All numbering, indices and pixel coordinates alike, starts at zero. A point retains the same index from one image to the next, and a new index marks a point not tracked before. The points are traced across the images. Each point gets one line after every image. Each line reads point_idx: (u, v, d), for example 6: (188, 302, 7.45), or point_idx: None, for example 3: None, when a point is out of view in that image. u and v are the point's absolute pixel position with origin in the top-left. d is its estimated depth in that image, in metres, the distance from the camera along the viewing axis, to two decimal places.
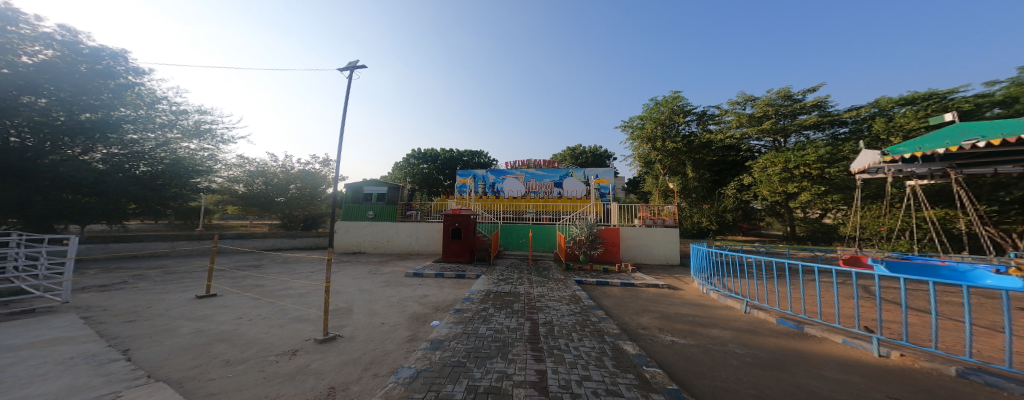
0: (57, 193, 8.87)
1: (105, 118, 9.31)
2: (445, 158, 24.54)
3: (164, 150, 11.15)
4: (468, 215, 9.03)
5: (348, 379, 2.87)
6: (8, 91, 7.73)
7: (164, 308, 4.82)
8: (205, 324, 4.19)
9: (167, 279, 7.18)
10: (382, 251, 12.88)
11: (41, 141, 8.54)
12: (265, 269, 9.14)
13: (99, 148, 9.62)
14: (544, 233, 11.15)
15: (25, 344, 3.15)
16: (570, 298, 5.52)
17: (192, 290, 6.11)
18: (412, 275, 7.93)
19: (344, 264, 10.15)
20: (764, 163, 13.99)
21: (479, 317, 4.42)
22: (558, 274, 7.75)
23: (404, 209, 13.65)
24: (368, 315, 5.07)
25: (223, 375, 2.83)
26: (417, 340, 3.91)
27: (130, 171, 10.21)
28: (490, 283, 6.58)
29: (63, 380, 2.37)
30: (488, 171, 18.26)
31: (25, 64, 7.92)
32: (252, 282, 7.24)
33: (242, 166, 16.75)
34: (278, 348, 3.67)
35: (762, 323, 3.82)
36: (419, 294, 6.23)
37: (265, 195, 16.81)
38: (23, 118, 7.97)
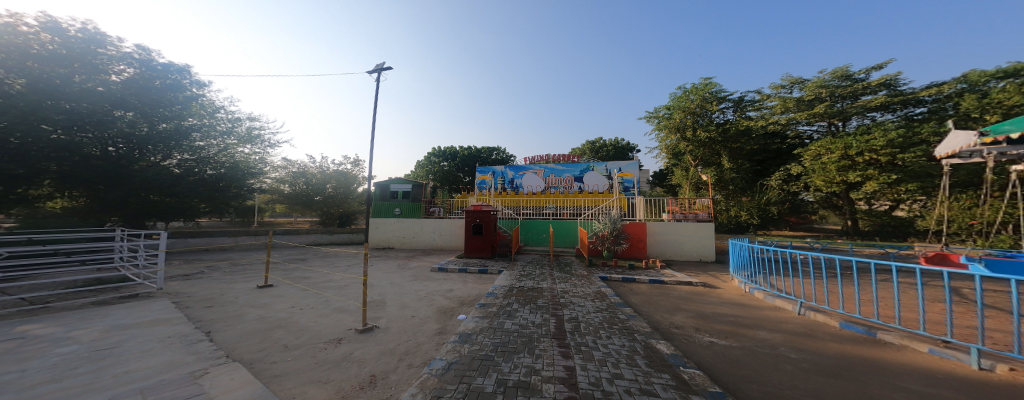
0: (140, 195, 10.12)
1: (178, 127, 10.56)
2: (463, 155, 24.86)
3: (225, 155, 12.34)
4: (488, 211, 9.12)
5: (387, 368, 3.03)
6: (104, 107, 8.80)
7: (234, 296, 5.42)
8: (265, 311, 4.64)
9: (229, 271, 8.01)
10: (410, 246, 13.38)
11: (131, 149, 9.77)
12: (310, 262, 9.91)
13: (175, 155, 11.02)
14: (565, 227, 11.00)
15: (128, 324, 3.66)
16: (596, 294, 5.41)
17: (253, 280, 6.80)
18: (438, 269, 8.18)
19: (376, 258, 10.71)
20: (816, 150, 12.78)
21: (506, 312, 4.47)
22: (583, 270, 7.62)
23: (428, 205, 14.06)
24: (400, 308, 5.31)
25: (280, 359, 3.10)
26: (446, 333, 4.03)
27: (200, 173, 11.55)
28: (512, 278, 6.63)
29: (164, 356, 2.72)
30: (506, 167, 18.21)
31: (116, 82, 9.06)
32: (299, 274, 7.87)
33: (286, 168, 18.08)
34: (325, 336, 3.95)
35: (814, 326, 3.49)
36: (445, 289, 6.41)
37: (306, 194, 18.07)
38: (116, 130, 9.11)
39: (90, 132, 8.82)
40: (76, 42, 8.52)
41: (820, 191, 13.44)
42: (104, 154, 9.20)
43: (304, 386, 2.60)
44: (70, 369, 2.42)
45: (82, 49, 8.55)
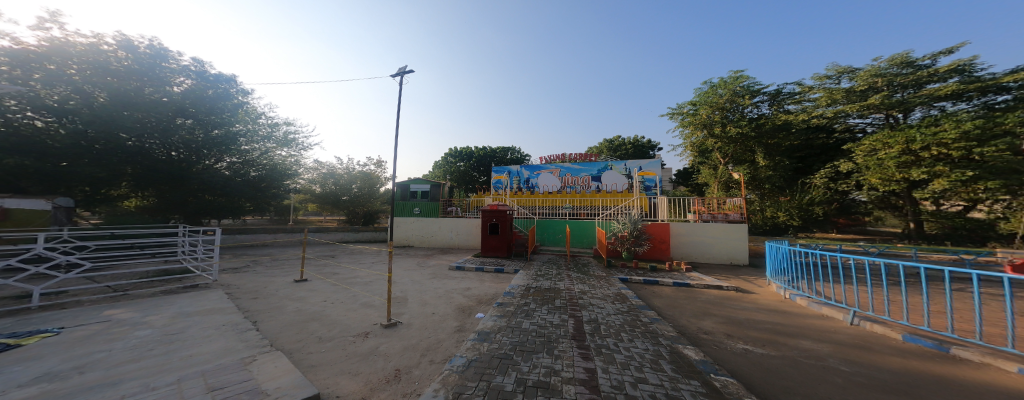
0: (192, 195, 11.07)
1: (227, 133, 11.41)
2: (479, 155, 25.09)
3: (266, 158, 13.21)
4: (504, 210, 9.15)
5: (410, 363, 3.11)
6: (169, 116, 9.82)
7: (274, 288, 5.83)
8: (300, 304, 4.95)
9: (266, 265, 8.59)
10: (429, 245, 13.70)
11: (189, 154, 10.73)
12: (338, 259, 10.43)
13: (225, 158, 12.00)
14: (582, 228, 10.81)
15: (186, 313, 4.02)
16: (616, 296, 5.26)
17: (290, 275, 7.27)
18: (455, 268, 8.30)
19: (398, 256, 11.08)
20: (869, 146, 11.82)
21: (524, 311, 4.45)
22: (601, 271, 7.44)
23: (446, 205, 14.34)
24: (421, 305, 5.45)
25: (313, 350, 3.25)
26: (465, 331, 4.08)
27: (245, 175, 12.37)
28: (529, 277, 6.61)
29: (221, 342, 2.98)
30: (521, 167, 18.18)
31: (176, 92, 10.01)
32: (328, 269, 8.30)
33: (318, 169, 19.04)
34: (353, 330, 4.12)
35: (865, 341, 3.17)
36: (463, 287, 6.51)
37: (334, 194, 18.99)
38: (178, 136, 10.15)
39: (157, 138, 9.77)
40: (145, 58, 9.56)
41: (875, 191, 12.27)
42: (168, 158, 10.28)
43: (337, 377, 2.73)
44: (146, 350, 2.75)
45: (150, 64, 9.58)
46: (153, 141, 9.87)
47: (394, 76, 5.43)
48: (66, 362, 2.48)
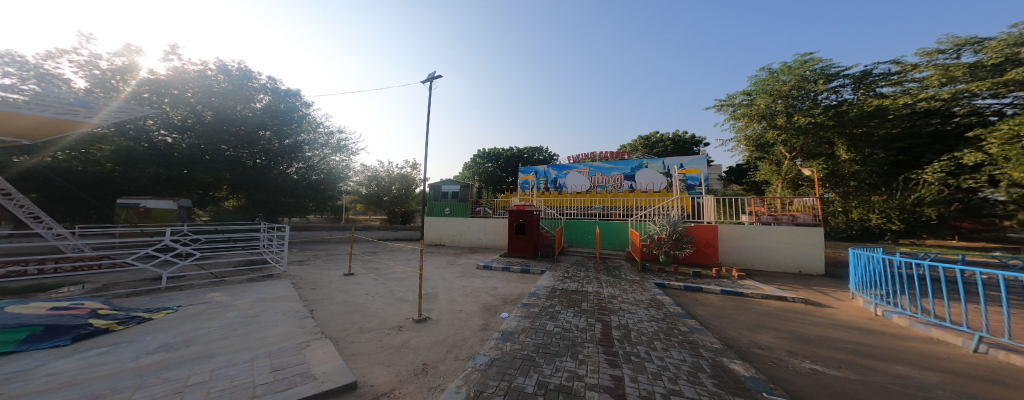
0: (269, 196, 13.73)
1: (294, 143, 14.16)
2: (506, 156, 25.24)
3: (323, 163, 15.59)
4: (530, 210, 9.07)
5: (437, 358, 3.25)
6: (254, 130, 12.89)
7: (326, 281, 6.51)
8: (346, 297, 5.44)
9: (321, 260, 9.62)
10: (459, 244, 14.12)
11: (268, 161, 13.79)
12: (380, 255, 11.26)
13: (295, 164, 14.74)
14: (613, 229, 10.41)
15: (258, 300, 4.89)
16: (649, 301, 4.93)
17: (339, 269, 8.03)
18: (483, 267, 8.45)
19: (431, 254, 11.62)
20: (1012, 129, 8.48)
21: (551, 310, 4.25)
22: (632, 274, 7.12)
23: (475, 205, 14.65)
24: (449, 302, 5.64)
25: (350, 342, 3.63)
26: (489, 330, 4.14)
27: (308, 178, 14.90)
28: (554, 279, 6.25)
29: (283, 328, 3.83)
30: (548, 167, 18.03)
31: (256, 108, 13.09)
32: (370, 265, 9.01)
33: (364, 172, 20.83)
34: (387, 323, 4.40)
35: (959, 374, 2.65)
36: (489, 286, 6.62)
37: (375, 195, 20.27)
38: (260, 146, 13.20)
39: (246, 150, 13.01)
40: (239, 82, 12.77)
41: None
42: (254, 165, 13.41)
43: (372, 367, 3.01)
44: (234, 330, 3.67)
45: (240, 86, 12.75)
46: (244, 151, 13.01)
47: (423, 83, 5.48)
48: (180, 335, 3.37)
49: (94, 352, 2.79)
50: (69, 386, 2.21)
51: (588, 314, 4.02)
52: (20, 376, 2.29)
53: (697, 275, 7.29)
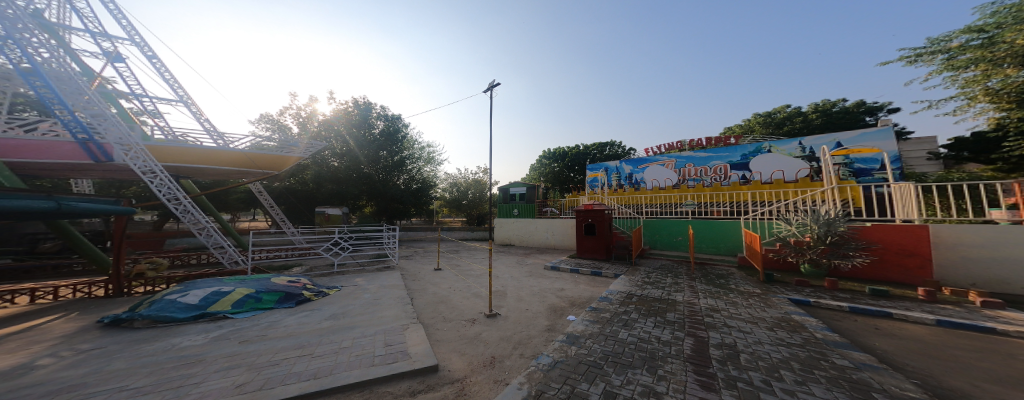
0: (391, 203, 16.98)
1: (398, 159, 17.17)
2: (573, 155, 24.35)
3: (417, 173, 18.37)
4: (601, 210, 8.54)
5: (504, 353, 3.34)
6: (379, 152, 16.72)
7: (418, 277, 7.59)
8: (433, 291, 6.21)
9: (418, 257, 11.35)
10: (527, 244, 14.38)
11: (386, 174, 17.08)
12: (459, 253, 12.50)
13: (400, 177, 17.74)
14: (708, 229, 8.81)
15: (376, 288, 6.11)
16: (773, 315, 3.90)
17: (427, 266, 9.27)
18: (550, 268, 8.39)
19: (501, 253, 12.26)
20: None
21: (628, 320, 3.77)
22: (730, 280, 6.00)
23: (542, 206, 14.90)
24: (517, 300, 5.77)
25: (436, 328, 4.10)
26: (555, 331, 4.04)
27: (410, 187, 17.72)
28: (631, 284, 5.70)
29: (393, 309, 4.72)
30: (621, 162, 16.88)
31: (378, 132, 16.90)
32: (452, 261, 10.12)
33: (446, 180, 23.55)
34: (463, 315, 4.77)
35: None
36: (556, 287, 6.51)
37: (455, 199, 22.42)
38: (382, 164, 16.81)
39: (371, 167, 16.53)
40: (368, 113, 16.76)
41: None
42: (382, 177, 16.92)
43: (450, 353, 3.30)
44: (370, 306, 4.87)
45: (366, 114, 16.66)
46: (369, 168, 16.43)
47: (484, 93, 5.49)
48: (340, 308, 4.79)
49: (303, 314, 4.53)
50: (289, 336, 3.69)
51: (677, 329, 3.42)
52: (270, 325, 4.09)
53: (874, 294, 4.98)
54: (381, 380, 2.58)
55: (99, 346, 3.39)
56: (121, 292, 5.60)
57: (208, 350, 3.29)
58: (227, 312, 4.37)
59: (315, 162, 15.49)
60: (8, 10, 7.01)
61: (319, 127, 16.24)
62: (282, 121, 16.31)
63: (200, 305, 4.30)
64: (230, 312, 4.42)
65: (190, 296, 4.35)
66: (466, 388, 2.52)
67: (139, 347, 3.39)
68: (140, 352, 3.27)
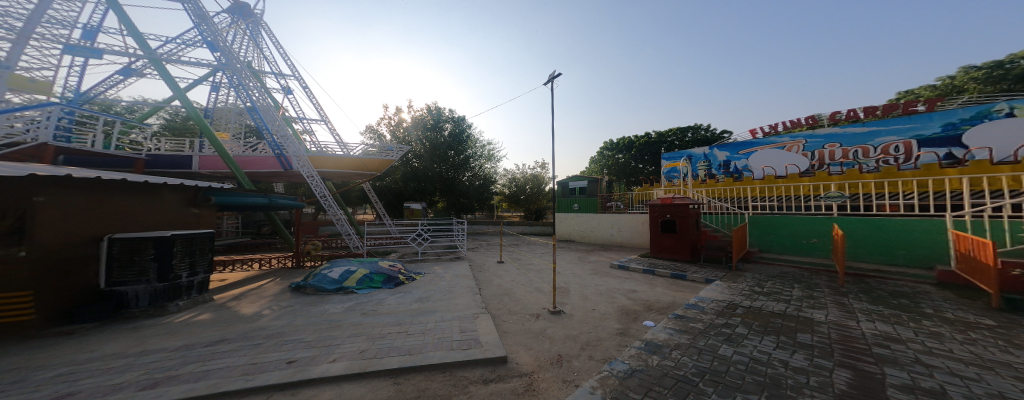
0: (458, 198, 18.64)
1: (461, 158, 18.50)
2: (643, 143, 22.08)
3: (480, 170, 19.45)
4: (686, 204, 7.44)
5: (571, 353, 3.26)
6: (448, 152, 18.23)
7: (485, 269, 8.04)
8: (499, 283, 6.49)
9: (482, 249, 12.08)
10: (589, 241, 13.81)
11: (455, 172, 18.55)
12: (521, 247, 12.77)
13: (466, 174, 19.08)
14: (871, 229, 6.76)
15: (449, 277, 6.71)
16: (1006, 352, 2.68)
17: (491, 258, 9.76)
18: (618, 267, 7.85)
19: (563, 249, 12.06)
20: None
21: (731, 336, 3.17)
22: (920, 302, 4.39)
23: (606, 200, 14.02)
24: (582, 299, 5.57)
25: (503, 320, 4.27)
26: (629, 337, 3.75)
27: (473, 183, 18.81)
28: (727, 292, 4.86)
29: (465, 298, 5.11)
30: (714, 148, 14.74)
31: (447, 131, 18.44)
32: (514, 255, 10.45)
33: (505, 175, 24.36)
34: (527, 309, 4.83)
35: None
36: (626, 288, 6.06)
37: (515, 194, 22.95)
38: (450, 164, 18.29)
39: (444, 167, 18.16)
40: (438, 116, 18.45)
41: None
42: (452, 176, 18.42)
43: (518, 347, 3.37)
44: (447, 293, 5.37)
45: (438, 117, 18.33)
46: (440, 166, 18.21)
47: (543, 86, 5.15)
48: (423, 292, 5.42)
49: (399, 295, 5.28)
50: (390, 313, 4.34)
51: (816, 356, 2.64)
52: (372, 302, 4.87)
53: None
54: (461, 365, 2.80)
55: (282, 305, 4.65)
56: (298, 264, 7.51)
57: (339, 317, 4.14)
58: (353, 288, 5.43)
59: (402, 164, 17.78)
60: (237, 65, 9.64)
61: (402, 134, 18.65)
62: (379, 129, 19.23)
63: (339, 279, 5.50)
64: (356, 288, 5.47)
65: (334, 272, 5.61)
66: (536, 384, 2.53)
67: (305, 309, 4.51)
68: (309, 313, 4.36)
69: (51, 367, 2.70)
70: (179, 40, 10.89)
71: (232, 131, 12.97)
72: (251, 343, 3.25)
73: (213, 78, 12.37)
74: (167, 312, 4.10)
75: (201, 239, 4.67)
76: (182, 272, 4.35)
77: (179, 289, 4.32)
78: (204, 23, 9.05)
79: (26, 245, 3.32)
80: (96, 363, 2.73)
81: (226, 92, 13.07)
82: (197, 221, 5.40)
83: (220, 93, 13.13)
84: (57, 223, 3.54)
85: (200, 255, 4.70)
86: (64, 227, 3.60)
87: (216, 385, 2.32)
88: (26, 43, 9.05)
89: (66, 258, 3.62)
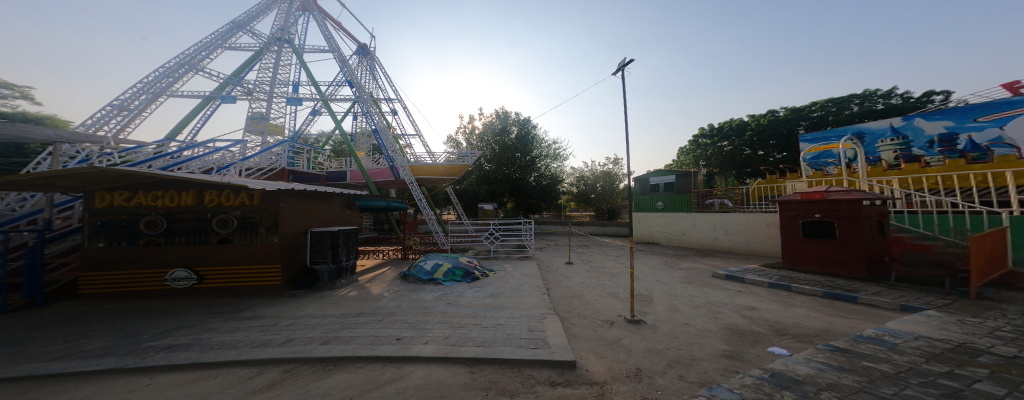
0: (525, 198, 19.06)
1: (528, 159, 18.80)
2: (767, 124, 17.00)
3: (547, 171, 19.48)
4: (858, 200, 5.54)
5: (654, 369, 2.78)
6: (515, 154, 18.67)
7: (555, 269, 7.88)
8: (570, 285, 6.21)
9: (551, 249, 11.93)
10: (680, 244, 12.19)
11: (522, 173, 18.87)
12: (592, 248, 12.09)
13: (533, 175, 19.21)
14: None
15: (520, 275, 6.79)
16: None
17: (560, 259, 9.50)
18: (725, 276, 6.55)
19: (642, 252, 10.90)
20: None
21: (956, 392, 2.12)
22: None
23: (704, 197, 12.07)
24: (671, 310, 4.82)
25: (572, 323, 4.02)
26: (740, 362, 3.00)
27: (541, 184, 18.97)
28: (932, 327, 3.37)
29: (532, 296, 5.06)
30: (914, 118, 11.06)
31: (513, 132, 18.98)
32: (584, 256, 9.97)
33: (573, 174, 23.65)
34: (600, 315, 4.43)
35: None
36: (734, 304, 4.95)
37: (583, 193, 21.89)
38: (517, 165, 18.68)
39: (515, 169, 18.74)
40: (509, 120, 19.21)
41: None
42: (519, 178, 18.74)
43: (588, 353, 3.07)
44: (517, 291, 5.44)
45: (505, 121, 19.13)
46: (508, 168, 18.76)
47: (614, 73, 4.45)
48: (495, 288, 5.61)
49: (474, 289, 5.58)
50: (479, 304, 4.65)
51: None
52: (450, 294, 5.27)
53: None
54: (529, 363, 2.68)
55: (394, 290, 5.45)
56: (405, 256, 8.84)
57: (429, 305, 4.60)
58: (440, 279, 5.99)
59: (475, 168, 18.92)
60: (366, 96, 11.91)
61: (475, 140, 20.02)
62: (457, 138, 21.14)
63: (431, 271, 6.16)
64: (442, 280, 6.02)
65: (427, 264, 6.32)
66: (609, 394, 2.20)
67: (406, 295, 5.17)
68: (408, 298, 5.00)
69: (244, 321, 3.78)
70: (334, 82, 14.12)
71: (366, 150, 16.31)
72: (375, 319, 3.89)
73: (354, 109, 15.67)
74: (336, 287, 5.44)
75: (352, 234, 6.05)
76: (343, 257, 5.75)
77: (343, 270, 5.75)
78: (347, 66, 11.50)
79: (277, 234, 5.02)
80: (275, 322, 3.72)
81: (361, 120, 16.41)
82: (347, 219, 7.16)
83: (359, 120, 16.44)
84: (289, 219, 5.19)
85: (351, 246, 6.11)
86: (292, 223, 5.27)
87: (352, 350, 2.81)
88: (272, 101, 12.69)
89: (294, 244, 5.35)
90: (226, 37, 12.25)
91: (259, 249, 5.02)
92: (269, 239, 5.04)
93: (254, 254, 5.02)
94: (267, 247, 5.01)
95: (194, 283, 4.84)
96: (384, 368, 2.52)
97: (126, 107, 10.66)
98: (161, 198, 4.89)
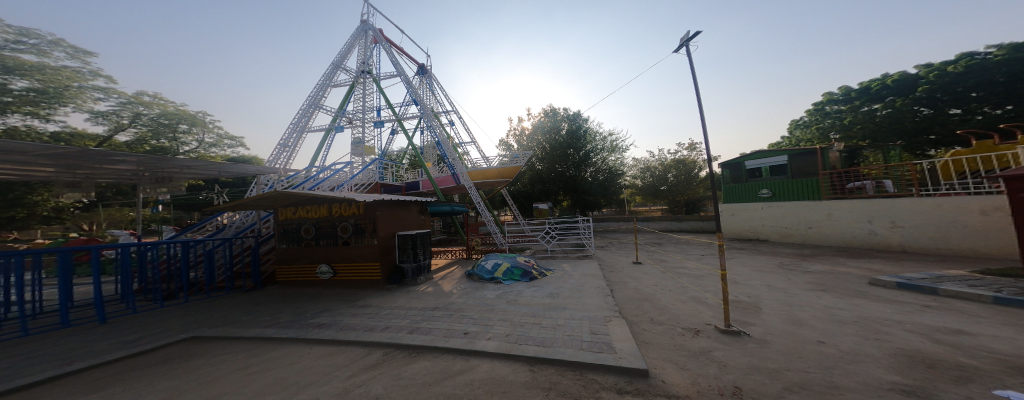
0: (582, 195, 18.12)
1: (584, 154, 17.99)
2: (958, 73, 11.52)
3: (606, 167, 18.36)
4: None
5: (762, 389, 2.08)
6: (569, 150, 18.01)
7: (624, 269, 7.12)
8: (640, 287, 5.48)
9: (615, 248, 10.99)
10: (807, 240, 9.82)
11: (577, 170, 18.07)
12: (666, 246, 10.67)
13: (591, 170, 18.23)
14: None
15: (581, 275, 6.33)
16: None
17: (627, 258, 8.59)
18: (902, 284, 4.84)
19: (737, 251, 9.10)
20: None
21: None
22: None
23: (842, 179, 9.60)
24: (790, 323, 3.75)
25: (643, 329, 3.46)
26: (916, 394, 2.05)
27: (602, 179, 17.93)
28: None
29: (593, 297, 4.60)
30: None
31: (565, 127, 18.20)
32: (657, 255, 8.82)
33: (636, 165, 21.48)
34: (680, 321, 3.72)
35: None
36: (900, 323, 3.57)
37: (651, 185, 19.65)
38: (572, 162, 17.92)
39: (573, 167, 17.99)
40: (561, 116, 18.55)
41: None
42: (574, 175, 18.03)
43: (665, 363, 2.52)
44: (577, 291, 5.03)
45: (557, 117, 18.54)
46: (562, 166, 18.07)
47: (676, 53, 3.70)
48: (554, 288, 5.31)
49: (533, 288, 5.38)
50: (544, 303, 4.44)
51: None
52: (510, 292, 5.18)
53: None
54: (592, 367, 2.32)
55: (463, 287, 5.67)
56: (469, 256, 9.25)
57: (491, 302, 4.59)
58: (501, 278, 5.98)
59: (528, 168, 18.57)
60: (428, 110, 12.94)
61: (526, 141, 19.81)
62: (508, 141, 21.36)
63: (492, 270, 6.20)
64: (503, 279, 6.00)
65: (488, 263, 6.41)
66: None
67: (470, 293, 5.29)
68: (473, 295, 5.10)
69: (333, 309, 4.37)
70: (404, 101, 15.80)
71: (433, 161, 17.83)
72: (447, 313, 4.02)
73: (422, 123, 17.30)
74: (418, 283, 5.92)
75: (427, 236, 6.57)
76: (422, 256, 6.26)
77: (424, 268, 6.27)
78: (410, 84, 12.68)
79: (376, 237, 5.76)
80: (356, 311, 4.18)
81: (427, 134, 18.00)
82: (422, 223, 7.81)
83: (426, 134, 18.09)
84: (383, 225, 5.90)
85: (427, 246, 6.62)
86: (386, 227, 6.00)
87: (431, 339, 2.91)
88: (366, 126, 14.84)
89: (388, 245, 6.06)
90: (329, 79, 14.93)
91: (362, 250, 5.83)
92: (371, 241, 5.81)
93: (363, 254, 5.83)
94: (369, 248, 5.78)
95: (330, 276, 5.93)
96: (455, 360, 2.51)
97: (286, 145, 13.80)
98: (308, 210, 6.10)
